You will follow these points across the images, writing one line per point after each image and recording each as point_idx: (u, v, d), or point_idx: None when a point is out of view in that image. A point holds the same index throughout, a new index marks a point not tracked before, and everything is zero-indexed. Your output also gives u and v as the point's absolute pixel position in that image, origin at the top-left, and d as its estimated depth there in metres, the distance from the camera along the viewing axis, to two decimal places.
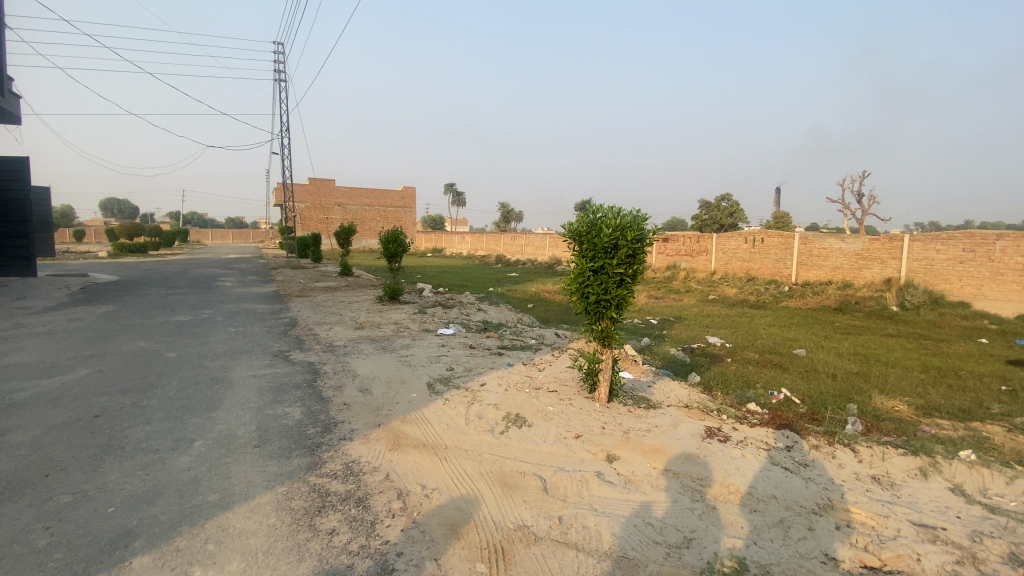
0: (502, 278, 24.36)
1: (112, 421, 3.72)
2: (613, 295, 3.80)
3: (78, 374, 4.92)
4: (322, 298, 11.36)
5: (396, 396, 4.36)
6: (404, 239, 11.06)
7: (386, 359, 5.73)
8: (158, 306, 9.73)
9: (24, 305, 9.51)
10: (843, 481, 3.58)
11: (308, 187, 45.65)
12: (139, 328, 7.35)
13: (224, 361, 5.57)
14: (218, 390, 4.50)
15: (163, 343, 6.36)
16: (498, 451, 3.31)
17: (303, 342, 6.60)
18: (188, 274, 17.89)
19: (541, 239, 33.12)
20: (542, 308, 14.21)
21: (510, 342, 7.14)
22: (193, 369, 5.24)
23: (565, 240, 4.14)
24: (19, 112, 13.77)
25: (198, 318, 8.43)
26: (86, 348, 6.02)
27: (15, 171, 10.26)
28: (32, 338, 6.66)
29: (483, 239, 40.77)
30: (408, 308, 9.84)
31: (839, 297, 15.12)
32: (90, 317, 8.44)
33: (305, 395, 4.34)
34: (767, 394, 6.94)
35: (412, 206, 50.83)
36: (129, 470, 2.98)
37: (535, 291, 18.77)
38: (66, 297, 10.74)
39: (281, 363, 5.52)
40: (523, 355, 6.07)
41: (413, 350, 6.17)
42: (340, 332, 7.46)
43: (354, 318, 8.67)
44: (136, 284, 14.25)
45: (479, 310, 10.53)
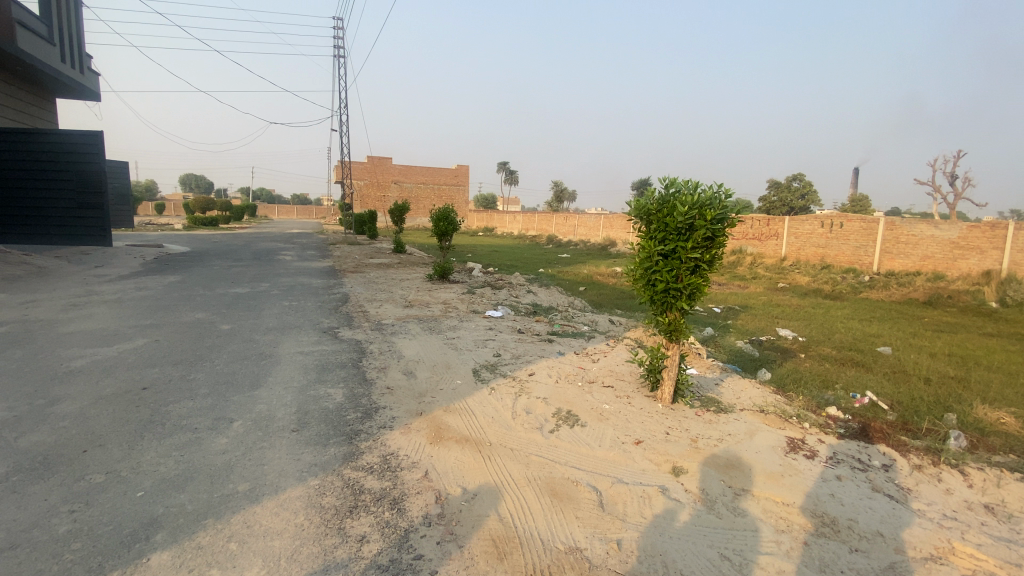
0: (554, 259, 23.83)
1: (158, 395, 3.70)
2: (685, 283, 3.35)
3: (135, 344, 5.03)
4: (374, 275, 11.39)
5: (441, 382, 4.11)
6: (455, 217, 10.84)
7: (433, 340, 5.50)
8: (220, 278, 10.05)
9: (101, 274, 10.09)
10: (957, 512, 3.00)
11: (366, 164, 46.63)
12: (198, 300, 7.54)
13: (273, 335, 5.56)
14: (264, 366, 4.43)
15: (218, 315, 6.45)
16: (549, 452, 2.98)
17: (351, 319, 6.52)
18: (252, 247, 18.64)
19: (594, 220, 32.24)
20: (596, 291, 13.67)
21: (561, 328, 6.76)
22: (243, 343, 5.24)
23: (630, 220, 3.71)
24: (98, 89, 14.56)
25: (255, 290, 8.59)
26: (146, 318, 6.20)
27: (90, 144, 10.81)
28: (102, 306, 6.96)
29: (535, 219, 40.27)
30: (457, 287, 9.64)
31: (928, 290, 13.63)
32: (157, 286, 8.80)
33: (348, 376, 4.17)
34: (848, 397, 6.22)
35: (466, 184, 50.89)
36: (165, 450, 2.89)
37: (588, 273, 18.21)
38: (139, 267, 11.33)
39: (327, 339, 5.43)
40: (576, 343, 5.68)
41: (461, 333, 5.91)
42: (389, 310, 7.35)
43: (404, 296, 8.55)
44: (203, 256, 14.93)
45: (530, 292, 10.19)
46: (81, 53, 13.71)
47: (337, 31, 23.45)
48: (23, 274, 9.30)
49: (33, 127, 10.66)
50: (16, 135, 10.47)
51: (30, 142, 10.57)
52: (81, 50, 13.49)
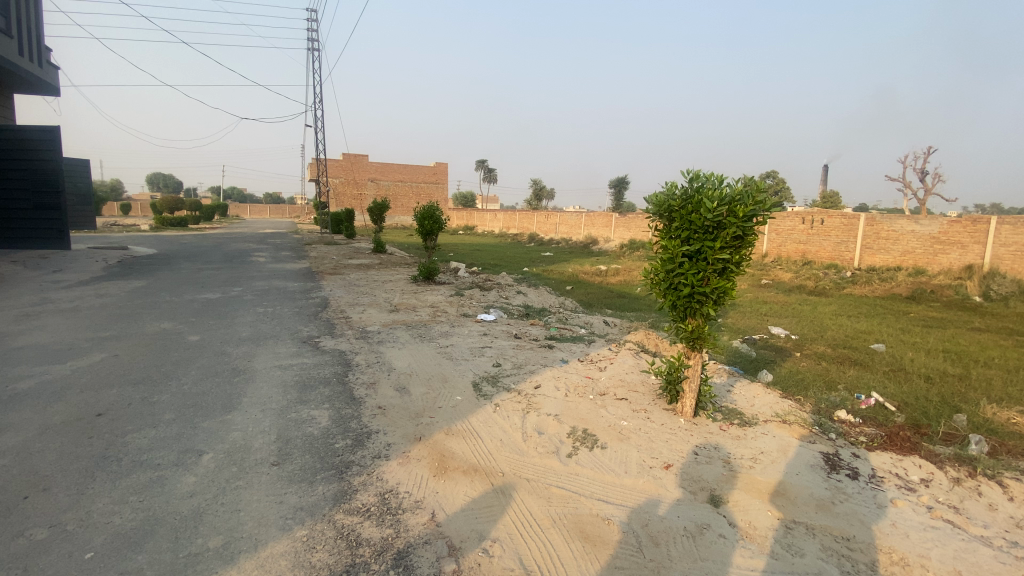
0: (538, 258, 23.46)
1: (115, 423, 3.22)
2: (712, 287, 3.02)
3: (91, 360, 4.50)
4: (355, 277, 10.86)
5: (438, 398, 3.72)
6: (440, 215, 10.38)
7: (424, 349, 5.10)
8: (189, 282, 9.42)
9: (58, 279, 9.34)
10: (1012, 534, 2.76)
11: (342, 162, 45.54)
12: (165, 307, 6.96)
13: (248, 347, 5.07)
14: (238, 385, 3.96)
15: (187, 324, 5.92)
16: (570, 484, 2.63)
17: (334, 326, 6.05)
18: (223, 249, 17.78)
19: (575, 217, 32.05)
20: (584, 291, 13.39)
21: (558, 332, 6.40)
22: (215, 357, 4.74)
23: (648, 218, 3.38)
24: (57, 83, 13.70)
25: (227, 296, 8.03)
26: (106, 329, 5.65)
27: (47, 141, 9.96)
28: (55, 315, 6.34)
29: (515, 216, 39.92)
30: (444, 289, 9.21)
31: (911, 285, 13.72)
32: (119, 292, 8.15)
33: (334, 395, 3.74)
34: (854, 398, 6.03)
35: (444, 182, 50.21)
36: (120, 494, 2.43)
37: (573, 272, 17.93)
38: (101, 271, 10.58)
39: (309, 351, 4.97)
40: (578, 348, 5.34)
41: (453, 340, 5.52)
42: (374, 315, 6.90)
43: (388, 299, 8.10)
44: (171, 258, 14.12)
45: (519, 292, 9.83)
46: (39, 45, 12.82)
47: (310, 23, 22.75)
48: None
49: None
50: None
51: None
52: (40, 42, 12.68)
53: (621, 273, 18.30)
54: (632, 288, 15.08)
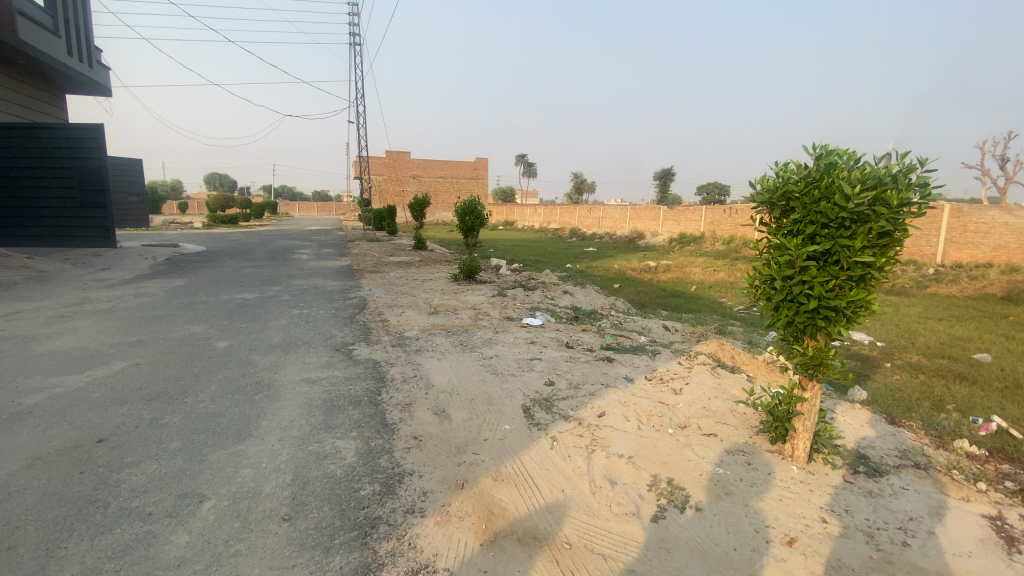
0: (581, 254, 22.62)
1: (114, 453, 2.79)
2: (848, 299, 2.30)
3: (110, 371, 4.17)
4: (395, 275, 10.47)
5: (483, 426, 3.12)
6: (482, 210, 9.82)
7: (466, 361, 4.53)
8: (229, 281, 9.25)
9: (104, 278, 9.37)
10: None
11: (384, 159, 45.98)
12: (200, 308, 6.71)
13: (275, 356, 4.65)
14: (259, 403, 3.51)
15: (217, 328, 5.59)
16: (659, 568, 2.00)
17: (369, 331, 5.58)
18: (268, 246, 17.91)
19: (619, 212, 30.90)
20: (633, 290, 12.54)
21: (615, 340, 5.69)
22: (239, 367, 4.33)
23: (755, 210, 2.66)
24: (108, 84, 14.01)
25: (264, 295, 7.75)
26: (136, 333, 5.38)
27: (91, 139, 10.11)
28: (90, 318, 6.16)
29: (557, 211, 39.11)
30: (486, 289, 8.64)
31: (1008, 284, 12.10)
32: (159, 292, 8.03)
33: (364, 419, 3.21)
34: (972, 422, 5.02)
35: (484, 177, 49.93)
36: (94, 560, 1.96)
37: (619, 269, 17.05)
38: (147, 269, 10.65)
39: (340, 360, 4.50)
40: (642, 363, 4.64)
41: (499, 349, 4.93)
42: (412, 319, 6.40)
43: (427, 300, 7.60)
44: (217, 256, 14.21)
45: (566, 292, 9.14)
46: (90, 47, 13.12)
47: (352, 17, 22.59)
48: (20, 279, 8.64)
49: (33, 122, 9.99)
50: (14, 130, 9.82)
51: (29, 138, 9.90)
52: (91, 44, 12.96)
53: (671, 270, 17.25)
54: (684, 286, 14.10)
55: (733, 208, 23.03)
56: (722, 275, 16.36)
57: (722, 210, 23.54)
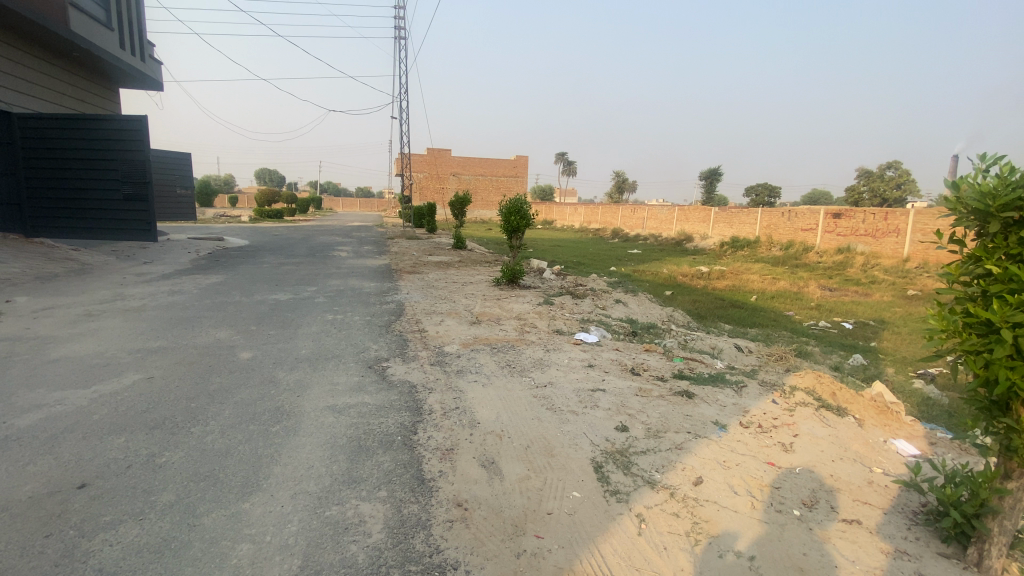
0: (625, 256, 21.62)
1: (94, 509, 2.27)
2: None
3: (121, 386, 3.72)
4: (434, 277, 9.92)
5: (546, 491, 2.45)
6: (528, 209, 9.12)
7: (516, 387, 3.85)
8: (264, 279, 8.93)
9: (143, 272, 9.22)
10: None
11: (425, 156, 46.06)
12: (230, 310, 6.30)
13: (301, 371, 4.11)
14: (275, 439, 2.94)
15: (243, 334, 5.13)
16: None
17: (405, 344, 4.99)
18: (309, 242, 17.82)
19: (666, 212, 29.62)
20: (687, 298, 11.59)
21: (687, 366, 4.91)
22: (260, 386, 3.79)
23: (957, 230, 2.01)
24: (160, 78, 14.12)
25: (298, 297, 7.32)
26: (158, 338, 4.98)
27: (135, 131, 10.00)
28: (117, 317, 5.83)
29: (599, 211, 38.10)
30: (531, 296, 7.94)
31: None
32: (193, 289, 7.73)
33: (396, 470, 2.59)
34: None
35: (525, 175, 49.33)
36: None
37: (669, 274, 16.03)
38: (187, 264, 10.50)
39: (372, 381, 3.90)
40: (728, 402, 3.86)
41: (553, 373, 4.22)
42: (453, 329, 5.78)
43: (468, 307, 6.97)
44: (257, 251, 14.09)
45: (619, 301, 8.35)
46: (144, 41, 13.22)
47: (399, 8, 22.32)
48: (62, 272, 8.55)
49: (82, 114, 9.98)
50: (63, 122, 9.84)
51: (77, 130, 9.90)
52: (144, 38, 13.04)
53: (725, 276, 16.11)
54: (742, 296, 13.02)
55: (793, 211, 21.58)
56: (782, 284, 15.12)
57: (781, 213, 22.12)
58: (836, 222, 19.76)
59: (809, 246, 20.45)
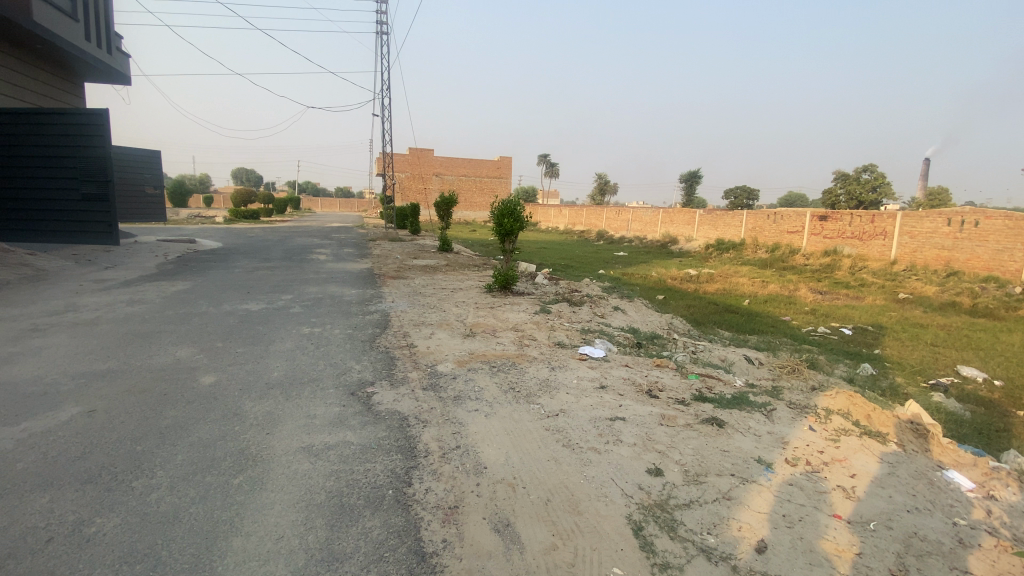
0: (612, 258, 21.30)
1: None
2: None
3: (53, 422, 3.10)
4: (420, 282, 9.35)
5: (579, 568, 1.96)
6: (522, 211, 8.63)
7: (524, 417, 3.35)
8: (236, 285, 8.26)
9: (102, 278, 8.45)
10: None
11: (407, 156, 45.28)
12: (196, 323, 5.66)
13: (272, 400, 3.54)
14: (235, 497, 2.39)
15: (209, 353, 4.52)
16: None
17: (393, 363, 4.44)
18: (286, 244, 17.04)
19: (652, 214, 29.41)
20: (682, 303, 11.23)
21: (705, 385, 4.47)
22: (222, 420, 3.22)
23: None
24: (127, 70, 13.26)
25: (273, 306, 6.69)
26: (109, 358, 4.33)
27: (95, 125, 9.23)
28: (64, 331, 5.14)
29: (583, 212, 37.82)
30: (526, 304, 7.45)
31: None
32: (156, 297, 7.04)
33: (389, 542, 2.07)
34: None
35: (508, 176, 48.87)
36: None
37: (659, 277, 15.71)
38: (153, 268, 9.74)
39: (355, 413, 3.36)
40: (763, 432, 3.44)
41: (563, 398, 3.73)
42: (445, 343, 5.26)
43: (459, 318, 6.44)
44: (229, 254, 13.30)
45: (617, 309, 7.92)
46: (110, 31, 12.38)
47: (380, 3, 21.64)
48: (9, 278, 7.75)
49: (36, 106, 9.17)
50: (15, 115, 9.03)
51: (30, 123, 9.09)
52: (109, 27, 12.20)
53: (716, 279, 15.84)
54: (736, 300, 12.72)
55: (780, 214, 21.52)
56: (774, 287, 14.89)
57: (766, 215, 22.03)
58: (823, 224, 19.74)
59: (796, 248, 20.39)
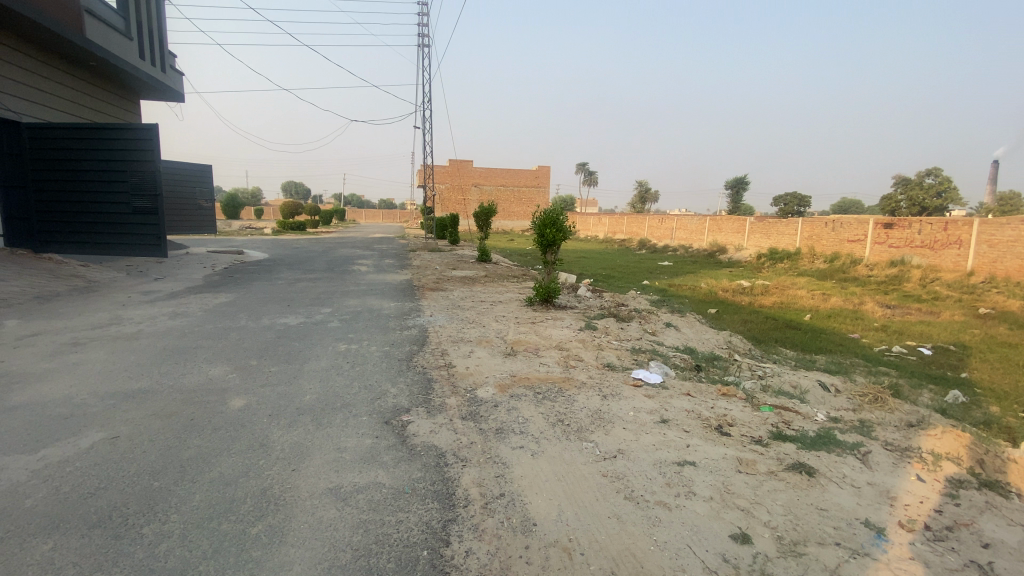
0: (656, 269, 20.55)
1: None
2: None
3: (73, 450, 2.91)
4: (459, 295, 9.08)
5: None
6: (565, 221, 8.24)
7: (577, 459, 2.93)
8: (277, 298, 8.22)
9: (151, 290, 8.60)
10: None
11: (447, 167, 45.78)
12: (233, 338, 5.54)
13: (301, 429, 3.26)
14: (250, 554, 2.09)
15: (242, 373, 4.34)
16: None
17: (430, 387, 4.12)
18: (329, 255, 17.26)
19: (697, 223, 28.39)
20: (736, 318, 10.50)
21: (781, 420, 3.93)
22: (246, 452, 2.96)
23: None
24: (181, 88, 13.75)
25: (311, 320, 6.55)
26: (142, 376, 4.21)
27: (146, 140, 9.49)
28: (106, 346, 5.11)
29: (624, 221, 37.01)
30: (571, 319, 7.02)
31: None
32: (199, 310, 7.04)
33: None
34: None
35: (547, 185, 48.60)
36: None
37: (709, 289, 14.93)
38: (200, 280, 9.90)
39: (388, 447, 3.04)
40: (862, 484, 2.88)
41: (620, 434, 3.30)
42: (486, 364, 4.91)
43: (500, 334, 6.08)
44: (274, 265, 13.50)
45: (669, 325, 7.37)
46: (164, 51, 12.86)
47: (422, 16, 21.88)
48: (65, 290, 7.97)
49: (93, 124, 9.51)
50: (75, 132, 9.42)
51: (88, 140, 9.46)
52: (164, 47, 12.66)
53: (770, 291, 14.90)
54: (794, 315, 11.84)
55: (838, 221, 20.22)
56: (836, 300, 13.85)
57: (824, 223, 20.84)
58: (887, 232, 18.39)
59: (857, 258, 19.06)
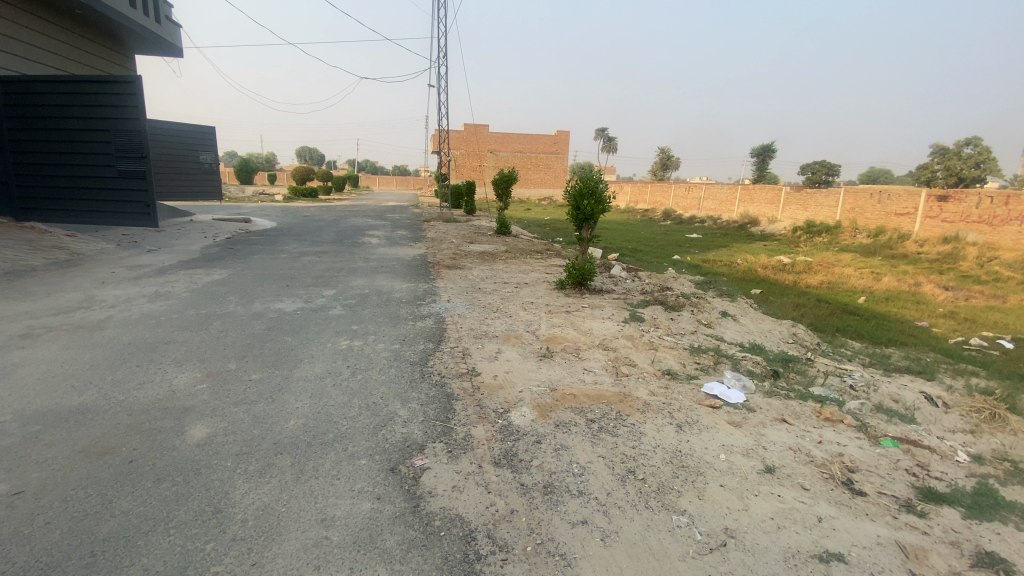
0: (685, 241, 19.34)
1: None
2: None
3: None
4: (479, 273, 8.10)
5: None
6: (603, 190, 7.15)
7: (669, 548, 2.00)
8: (275, 276, 7.31)
9: (139, 265, 7.76)
10: None
11: (463, 133, 44.18)
12: (216, 330, 4.66)
13: (273, 484, 2.34)
14: None
15: (215, 384, 3.43)
16: None
17: (450, 408, 3.19)
18: (339, 225, 16.32)
19: (727, 192, 26.86)
20: (787, 301, 9.40)
21: (919, 465, 2.95)
22: (191, 526, 2.05)
23: None
24: (179, 42, 12.65)
25: (310, 306, 5.63)
26: (89, 386, 3.32)
27: (128, 96, 8.50)
28: (60, 339, 4.24)
29: (647, 190, 35.45)
30: (611, 307, 6.01)
31: None
32: (185, 291, 6.16)
33: None
34: None
35: (565, 152, 46.78)
36: None
37: (747, 265, 13.75)
38: (195, 253, 9.02)
39: (393, 519, 2.12)
40: None
41: (720, 498, 2.35)
42: (519, 370, 3.96)
43: (530, 328, 5.10)
44: (279, 236, 12.61)
45: (725, 315, 6.33)
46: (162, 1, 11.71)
47: None
48: (41, 264, 7.14)
49: (71, 77, 8.52)
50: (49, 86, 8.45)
51: (65, 95, 8.48)
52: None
53: (813, 269, 13.71)
54: (847, 297, 10.67)
55: (885, 192, 18.66)
56: (889, 280, 12.57)
57: (869, 194, 19.27)
58: (940, 206, 16.82)
59: (904, 233, 17.63)
